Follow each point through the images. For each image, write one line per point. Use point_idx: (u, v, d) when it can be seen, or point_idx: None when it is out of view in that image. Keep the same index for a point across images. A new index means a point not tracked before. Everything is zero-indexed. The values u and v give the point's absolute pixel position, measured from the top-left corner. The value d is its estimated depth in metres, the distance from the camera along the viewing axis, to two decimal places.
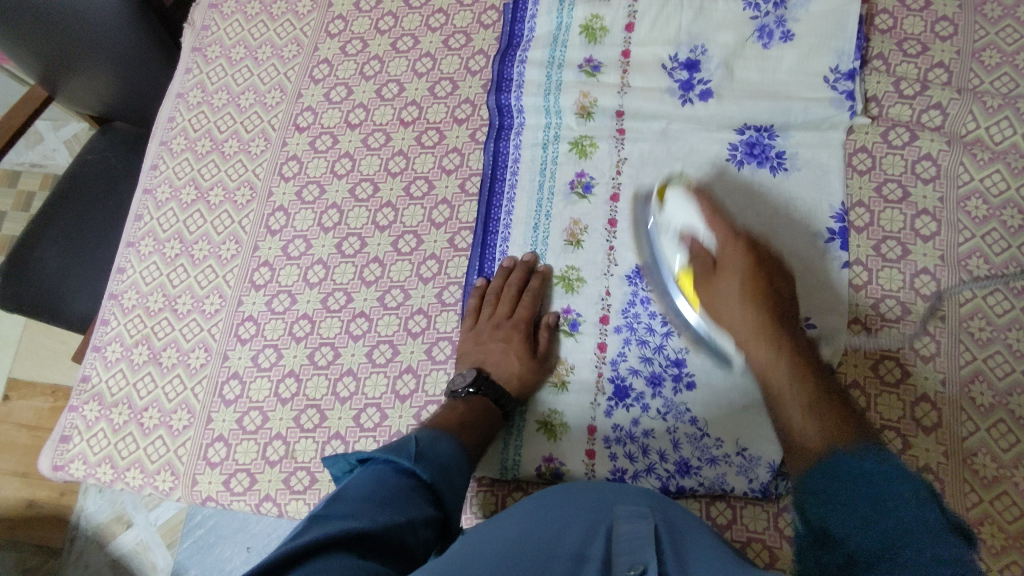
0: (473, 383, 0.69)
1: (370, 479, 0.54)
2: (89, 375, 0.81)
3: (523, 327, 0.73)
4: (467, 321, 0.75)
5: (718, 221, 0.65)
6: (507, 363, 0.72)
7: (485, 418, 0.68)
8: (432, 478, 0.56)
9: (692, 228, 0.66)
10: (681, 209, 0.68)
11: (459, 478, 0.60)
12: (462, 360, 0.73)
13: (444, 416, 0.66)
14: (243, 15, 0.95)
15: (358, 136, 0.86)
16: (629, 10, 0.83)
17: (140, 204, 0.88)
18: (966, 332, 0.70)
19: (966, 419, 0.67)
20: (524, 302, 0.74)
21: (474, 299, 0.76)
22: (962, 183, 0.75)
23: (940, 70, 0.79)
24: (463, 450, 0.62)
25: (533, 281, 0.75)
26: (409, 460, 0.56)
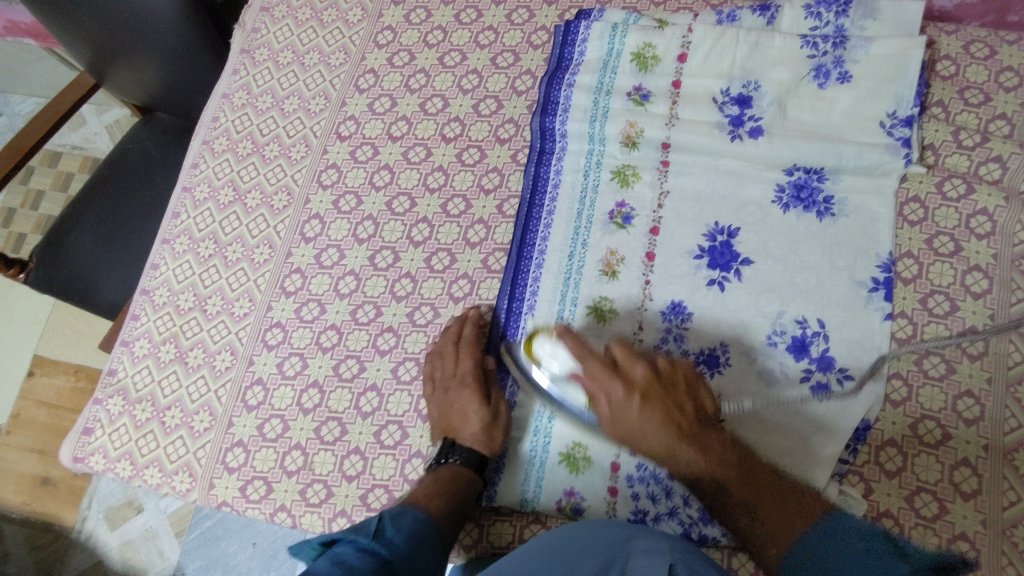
0: (441, 454, 0.69)
1: (332, 560, 0.52)
2: (115, 369, 0.81)
3: (472, 380, 0.71)
4: (425, 389, 0.73)
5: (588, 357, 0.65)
6: (468, 422, 0.70)
7: (454, 483, 0.66)
8: (396, 557, 0.55)
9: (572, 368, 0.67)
10: (557, 356, 0.68)
11: (426, 553, 0.58)
12: (429, 429, 0.72)
13: (412, 493, 0.65)
14: (294, 20, 0.96)
15: (399, 149, 0.86)
16: (683, 40, 0.81)
17: (178, 202, 0.88)
18: (1014, 397, 0.67)
19: (1008, 489, 0.64)
20: (463, 355, 0.73)
21: (426, 366, 0.74)
22: (1019, 241, 0.72)
23: (1002, 122, 0.76)
24: (429, 520, 0.61)
25: (466, 330, 0.74)
26: (369, 538, 0.55)
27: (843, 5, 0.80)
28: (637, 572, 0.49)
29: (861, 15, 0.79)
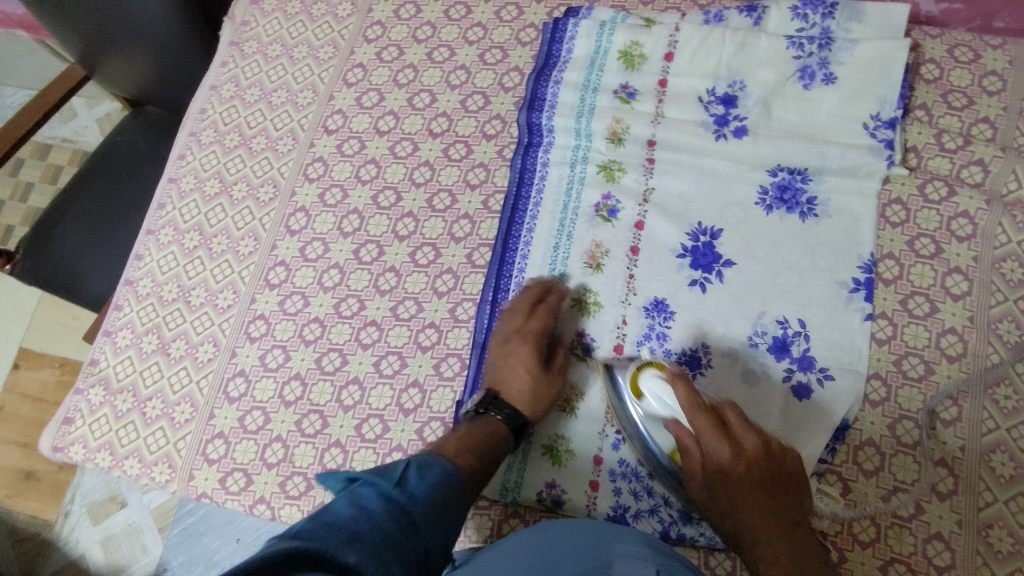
0: (480, 405, 0.68)
1: (352, 498, 0.50)
2: (97, 359, 0.81)
3: (533, 339, 0.71)
4: (482, 344, 0.74)
5: (696, 410, 0.60)
6: (516, 380, 0.70)
7: (495, 437, 0.65)
8: (415, 509, 0.52)
9: (675, 415, 0.62)
10: (660, 398, 0.62)
11: (445, 517, 0.54)
12: (474, 384, 0.72)
13: (446, 440, 0.64)
14: (283, 13, 0.96)
15: (386, 143, 0.86)
16: (670, 39, 0.82)
17: (164, 193, 0.88)
18: (991, 398, 0.67)
19: (984, 490, 0.65)
20: (537, 317, 0.72)
21: (490, 323, 0.75)
22: (999, 244, 0.72)
23: (985, 125, 0.77)
24: (456, 478, 0.58)
25: (550, 297, 0.74)
26: (394, 485, 0.53)
27: (830, 8, 0.80)
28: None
29: (846, 18, 0.80)
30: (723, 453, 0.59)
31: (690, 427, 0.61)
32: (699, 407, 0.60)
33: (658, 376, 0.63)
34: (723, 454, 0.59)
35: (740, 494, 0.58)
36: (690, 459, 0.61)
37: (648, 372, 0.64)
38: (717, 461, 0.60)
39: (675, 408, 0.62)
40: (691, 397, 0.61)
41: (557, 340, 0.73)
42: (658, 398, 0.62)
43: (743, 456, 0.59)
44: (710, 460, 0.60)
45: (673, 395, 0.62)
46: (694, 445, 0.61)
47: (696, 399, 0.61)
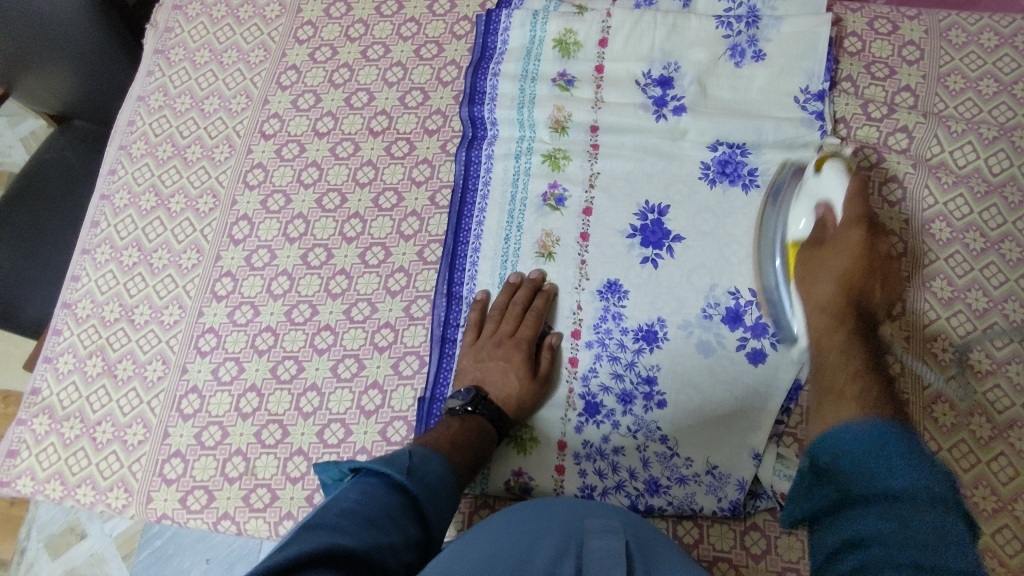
0: (470, 401, 0.68)
1: (360, 491, 0.53)
2: (39, 388, 0.78)
3: (525, 347, 0.71)
4: (468, 335, 0.74)
5: (858, 200, 0.64)
6: (506, 383, 0.70)
7: (479, 439, 0.66)
8: (421, 496, 0.56)
9: (830, 202, 0.66)
10: (831, 182, 0.67)
11: (446, 499, 0.59)
12: (458, 375, 0.72)
13: (439, 434, 0.64)
14: (208, 18, 0.93)
15: (326, 145, 0.85)
16: (602, 25, 0.83)
17: (97, 210, 0.85)
18: (929, 352, 0.71)
19: (929, 440, 0.68)
20: (527, 321, 0.73)
21: (476, 312, 0.75)
22: (927, 206, 0.76)
23: (906, 94, 0.80)
24: (452, 471, 0.61)
25: (539, 301, 0.74)
26: (399, 474, 0.55)
27: None
28: (598, 552, 0.51)
29: None
30: (856, 236, 0.63)
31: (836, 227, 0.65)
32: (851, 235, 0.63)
33: (839, 167, 0.67)
34: (853, 237, 0.63)
35: (844, 275, 0.61)
36: (816, 239, 0.66)
37: (832, 161, 0.68)
38: (846, 243, 0.63)
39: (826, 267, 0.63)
40: (858, 189, 0.65)
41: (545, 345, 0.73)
42: (832, 180, 0.67)
43: (861, 262, 0.61)
44: (836, 247, 0.64)
45: (843, 187, 0.66)
46: (829, 244, 0.64)
47: (863, 196, 0.65)
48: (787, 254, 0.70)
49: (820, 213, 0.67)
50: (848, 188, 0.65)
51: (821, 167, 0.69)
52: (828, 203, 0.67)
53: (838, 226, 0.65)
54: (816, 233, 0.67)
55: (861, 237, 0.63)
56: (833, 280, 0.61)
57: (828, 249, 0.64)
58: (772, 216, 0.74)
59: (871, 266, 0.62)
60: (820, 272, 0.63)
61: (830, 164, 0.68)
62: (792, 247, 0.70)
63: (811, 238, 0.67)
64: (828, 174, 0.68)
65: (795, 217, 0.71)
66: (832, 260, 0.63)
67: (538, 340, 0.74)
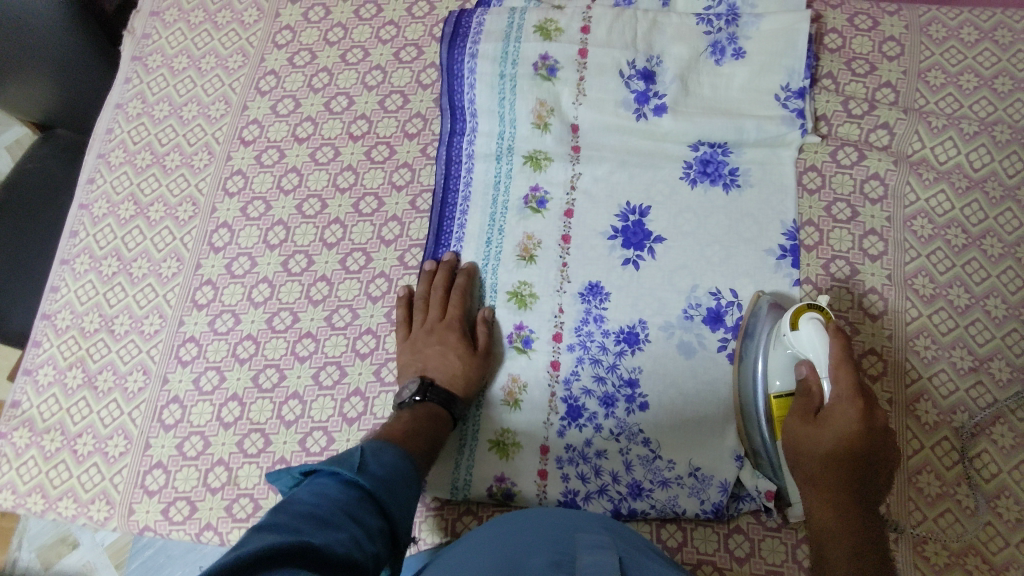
0: (417, 391, 0.68)
1: (313, 492, 0.51)
2: (19, 400, 0.77)
3: (458, 326, 0.72)
4: (400, 330, 0.74)
5: (846, 367, 0.58)
6: (447, 364, 0.70)
7: (432, 423, 0.67)
8: (378, 489, 0.55)
9: (813, 361, 0.60)
10: (814, 337, 0.60)
11: (404, 489, 0.58)
12: (401, 371, 0.72)
13: (390, 427, 0.65)
14: (186, 23, 0.92)
15: (305, 150, 0.84)
16: (583, 15, 0.82)
17: (76, 220, 0.84)
18: (912, 350, 0.71)
19: (912, 438, 0.68)
20: (453, 302, 0.74)
21: (404, 307, 0.75)
22: (909, 203, 0.76)
23: (887, 90, 0.80)
24: (407, 458, 0.60)
25: (460, 279, 0.75)
26: (352, 472, 0.54)
27: None
28: (589, 564, 0.49)
29: None
30: (853, 417, 0.57)
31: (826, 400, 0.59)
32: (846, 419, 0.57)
33: (818, 321, 0.61)
34: (849, 417, 0.57)
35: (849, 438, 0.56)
36: (806, 408, 0.60)
37: (810, 315, 0.62)
38: (841, 417, 0.57)
39: (820, 358, 0.60)
40: (843, 358, 0.59)
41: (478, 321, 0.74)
42: (811, 337, 0.61)
43: (856, 444, 0.57)
44: (828, 426, 0.58)
45: (826, 348, 0.60)
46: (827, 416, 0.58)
47: (848, 359, 0.59)
48: (772, 413, 0.64)
49: (804, 372, 0.61)
50: (829, 352, 0.59)
51: (797, 322, 0.62)
52: (811, 357, 0.61)
53: (827, 400, 0.59)
54: (801, 399, 0.61)
55: (855, 417, 0.57)
56: (834, 433, 0.57)
57: (823, 428, 0.58)
58: (747, 365, 0.68)
59: (871, 444, 0.57)
60: (813, 439, 0.58)
61: (806, 318, 0.61)
62: (776, 402, 0.63)
63: (795, 404, 0.61)
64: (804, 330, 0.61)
65: (775, 368, 0.64)
66: (826, 432, 0.57)
67: (470, 318, 0.75)
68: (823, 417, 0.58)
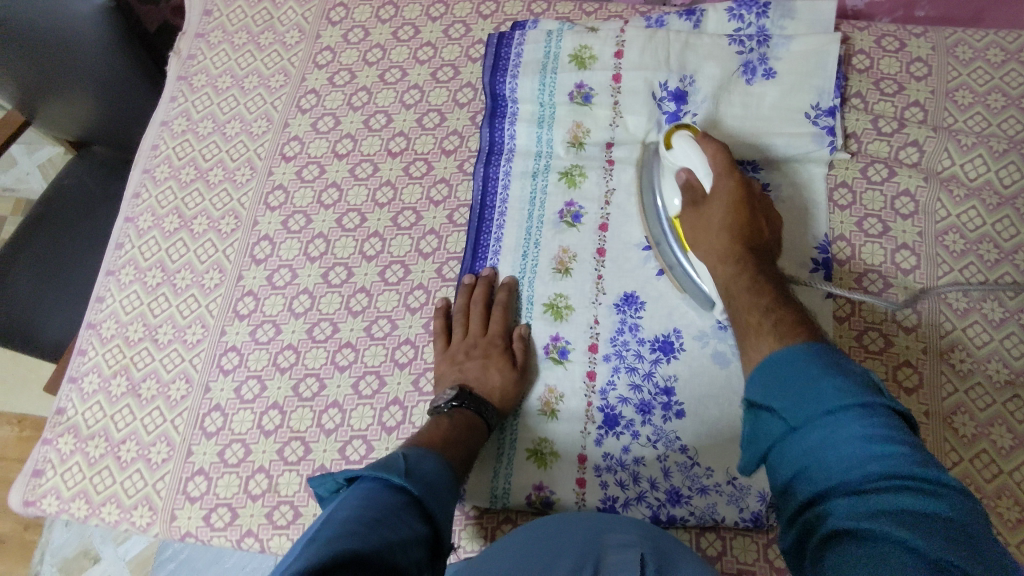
0: (455, 397, 0.69)
1: (362, 495, 0.51)
2: (64, 407, 0.79)
3: (500, 342, 0.74)
4: (441, 340, 0.75)
5: (717, 154, 0.70)
6: (488, 378, 0.71)
7: (469, 433, 0.67)
8: (424, 494, 0.55)
9: (691, 167, 0.71)
10: (688, 152, 0.71)
11: (447, 495, 0.58)
12: (440, 379, 0.73)
13: (431, 433, 0.65)
14: (230, 45, 0.95)
15: (345, 166, 0.86)
16: (617, 39, 0.84)
17: (122, 232, 0.87)
18: (947, 363, 0.71)
19: (949, 450, 0.68)
20: (495, 316, 0.75)
21: (445, 318, 0.77)
22: (940, 219, 0.77)
23: (915, 109, 0.82)
24: (448, 468, 0.60)
25: (501, 294, 0.77)
26: (399, 477, 0.54)
27: (763, 7, 0.84)
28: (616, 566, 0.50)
29: (780, 16, 0.84)
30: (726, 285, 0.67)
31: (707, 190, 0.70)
32: (720, 208, 0.68)
33: (687, 137, 0.73)
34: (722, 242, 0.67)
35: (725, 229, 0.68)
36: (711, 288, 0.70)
37: (681, 134, 0.73)
38: (716, 209, 0.69)
39: (696, 162, 0.71)
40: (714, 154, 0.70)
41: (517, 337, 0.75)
42: (686, 150, 0.72)
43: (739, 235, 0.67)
44: (714, 199, 0.69)
45: (701, 153, 0.71)
46: (710, 202, 0.69)
47: (721, 150, 0.70)
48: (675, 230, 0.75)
49: (684, 178, 0.71)
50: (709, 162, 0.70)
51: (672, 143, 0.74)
52: (690, 168, 0.71)
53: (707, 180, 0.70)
54: (688, 193, 0.71)
55: (731, 185, 0.68)
56: (716, 220, 0.68)
57: (709, 210, 0.69)
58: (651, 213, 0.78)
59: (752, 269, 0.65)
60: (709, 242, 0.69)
61: (679, 137, 0.73)
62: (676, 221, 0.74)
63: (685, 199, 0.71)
64: (681, 150, 0.72)
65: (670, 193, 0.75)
66: (712, 224, 0.69)
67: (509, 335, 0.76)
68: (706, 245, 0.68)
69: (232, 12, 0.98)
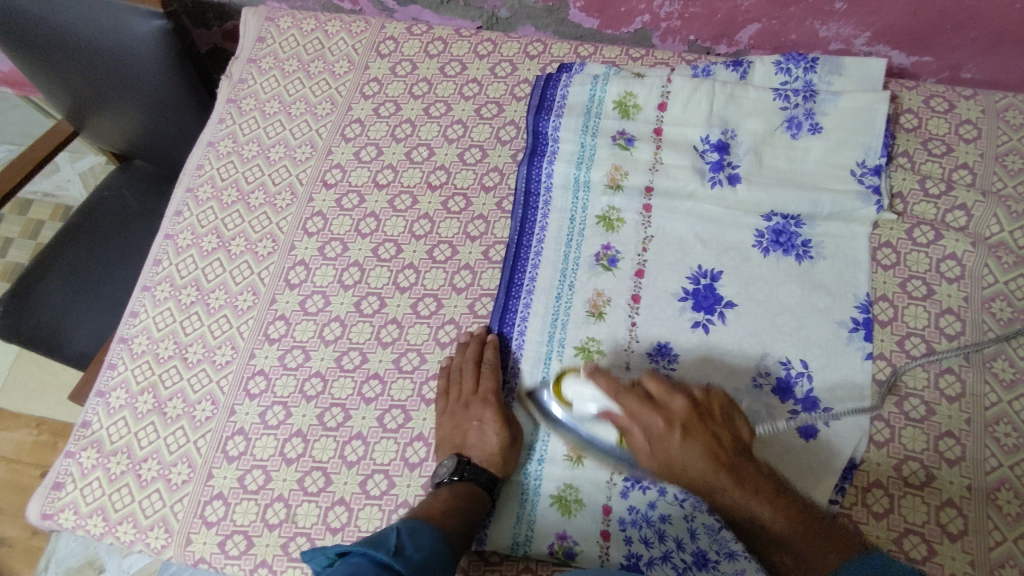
0: (454, 471, 0.68)
1: (349, 574, 0.52)
2: (89, 420, 0.79)
3: (492, 400, 0.72)
4: (438, 402, 0.74)
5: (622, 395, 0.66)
6: (484, 441, 0.70)
7: (471, 503, 0.66)
8: (410, 573, 0.56)
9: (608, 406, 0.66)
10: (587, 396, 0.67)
11: (438, 571, 0.59)
12: (438, 446, 0.72)
13: (428, 506, 0.65)
14: (280, 71, 0.97)
15: (385, 197, 0.87)
16: (662, 90, 0.85)
17: (160, 248, 0.87)
18: (991, 436, 0.69)
19: (993, 529, 0.65)
20: (485, 375, 0.74)
21: (440, 380, 0.75)
22: (987, 285, 0.75)
23: (964, 171, 0.81)
24: (443, 541, 0.61)
25: (488, 353, 0.75)
26: (387, 555, 0.55)
27: (811, 62, 0.84)
28: None
29: (827, 71, 0.83)
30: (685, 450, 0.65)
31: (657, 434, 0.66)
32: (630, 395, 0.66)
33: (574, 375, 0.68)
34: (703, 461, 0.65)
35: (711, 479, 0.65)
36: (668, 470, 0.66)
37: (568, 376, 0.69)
38: (687, 456, 0.65)
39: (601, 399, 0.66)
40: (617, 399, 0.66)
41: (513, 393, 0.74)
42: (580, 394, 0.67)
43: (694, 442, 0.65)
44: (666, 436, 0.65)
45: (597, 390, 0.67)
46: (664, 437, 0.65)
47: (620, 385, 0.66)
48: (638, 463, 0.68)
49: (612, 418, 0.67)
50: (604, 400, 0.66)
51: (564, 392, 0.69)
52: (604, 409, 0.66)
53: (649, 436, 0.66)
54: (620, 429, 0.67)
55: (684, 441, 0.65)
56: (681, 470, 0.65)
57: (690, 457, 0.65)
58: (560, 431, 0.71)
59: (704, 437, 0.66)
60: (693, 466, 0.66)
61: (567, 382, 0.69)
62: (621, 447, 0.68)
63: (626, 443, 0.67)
64: (577, 391, 0.67)
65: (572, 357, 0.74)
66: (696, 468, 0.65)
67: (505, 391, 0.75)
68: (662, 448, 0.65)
69: (284, 39, 0.99)
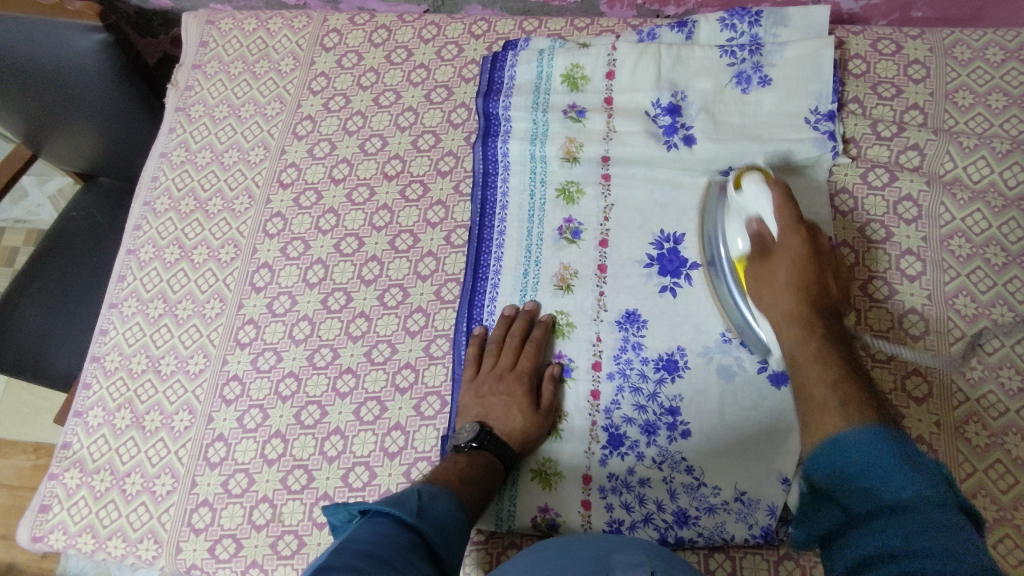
0: (475, 437, 0.68)
1: (371, 532, 0.52)
2: (70, 441, 0.79)
3: (527, 380, 0.72)
4: (468, 370, 0.74)
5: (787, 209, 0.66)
6: (508, 417, 0.70)
7: (488, 473, 0.67)
8: (432, 534, 0.56)
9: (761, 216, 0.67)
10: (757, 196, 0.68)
11: (456, 537, 0.59)
12: (462, 412, 0.72)
13: (446, 470, 0.65)
14: (226, 74, 0.96)
15: (342, 191, 0.87)
16: (608, 58, 0.84)
17: (123, 264, 0.88)
18: (957, 371, 0.69)
19: (963, 461, 0.66)
20: (527, 353, 0.73)
21: (476, 347, 0.75)
22: (944, 223, 0.75)
23: (915, 112, 0.81)
24: (462, 508, 0.61)
25: (537, 331, 0.74)
26: (408, 515, 0.55)
27: (755, 16, 0.83)
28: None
29: (772, 23, 0.83)
30: (795, 242, 0.65)
31: (774, 238, 0.66)
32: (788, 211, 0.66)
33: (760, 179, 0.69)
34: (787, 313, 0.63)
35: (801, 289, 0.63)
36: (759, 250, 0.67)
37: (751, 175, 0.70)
38: (787, 251, 0.65)
39: (766, 210, 0.67)
40: (782, 200, 0.66)
41: (547, 375, 0.73)
42: (757, 194, 0.68)
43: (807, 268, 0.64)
44: (780, 258, 0.65)
45: (769, 198, 0.67)
46: (775, 257, 0.66)
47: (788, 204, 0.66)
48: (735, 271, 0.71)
49: (755, 227, 0.68)
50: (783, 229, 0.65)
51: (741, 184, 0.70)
52: (759, 216, 0.68)
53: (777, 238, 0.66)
54: (757, 247, 0.68)
55: (800, 245, 0.64)
56: (785, 267, 0.64)
57: (773, 263, 0.65)
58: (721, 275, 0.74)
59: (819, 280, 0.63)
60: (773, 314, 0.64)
61: (749, 179, 0.69)
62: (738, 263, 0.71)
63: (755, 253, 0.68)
64: (752, 192, 0.68)
65: (733, 234, 0.72)
66: (778, 281, 0.64)
67: (539, 371, 0.74)
68: (769, 272, 0.66)
69: (227, 42, 0.98)
